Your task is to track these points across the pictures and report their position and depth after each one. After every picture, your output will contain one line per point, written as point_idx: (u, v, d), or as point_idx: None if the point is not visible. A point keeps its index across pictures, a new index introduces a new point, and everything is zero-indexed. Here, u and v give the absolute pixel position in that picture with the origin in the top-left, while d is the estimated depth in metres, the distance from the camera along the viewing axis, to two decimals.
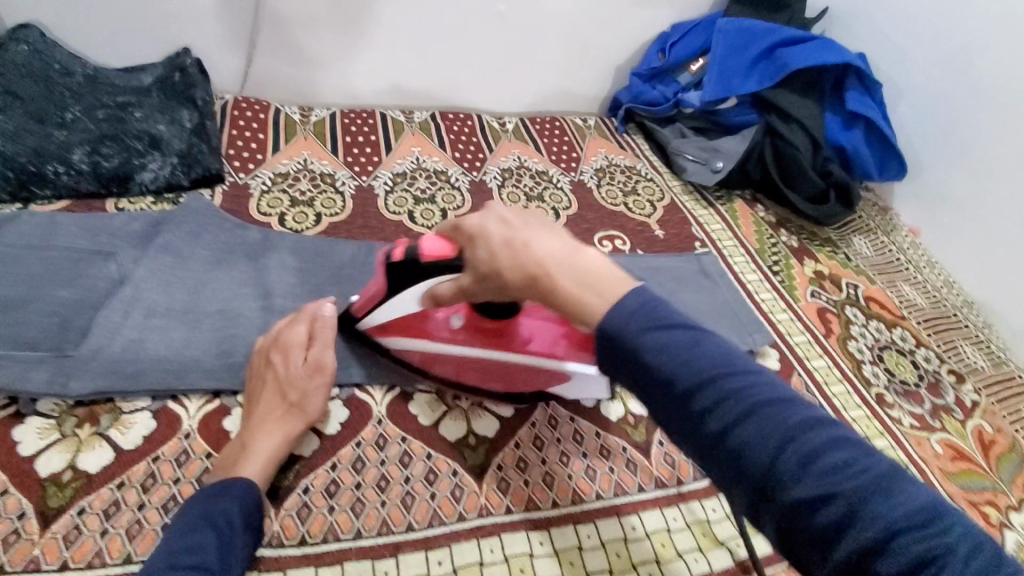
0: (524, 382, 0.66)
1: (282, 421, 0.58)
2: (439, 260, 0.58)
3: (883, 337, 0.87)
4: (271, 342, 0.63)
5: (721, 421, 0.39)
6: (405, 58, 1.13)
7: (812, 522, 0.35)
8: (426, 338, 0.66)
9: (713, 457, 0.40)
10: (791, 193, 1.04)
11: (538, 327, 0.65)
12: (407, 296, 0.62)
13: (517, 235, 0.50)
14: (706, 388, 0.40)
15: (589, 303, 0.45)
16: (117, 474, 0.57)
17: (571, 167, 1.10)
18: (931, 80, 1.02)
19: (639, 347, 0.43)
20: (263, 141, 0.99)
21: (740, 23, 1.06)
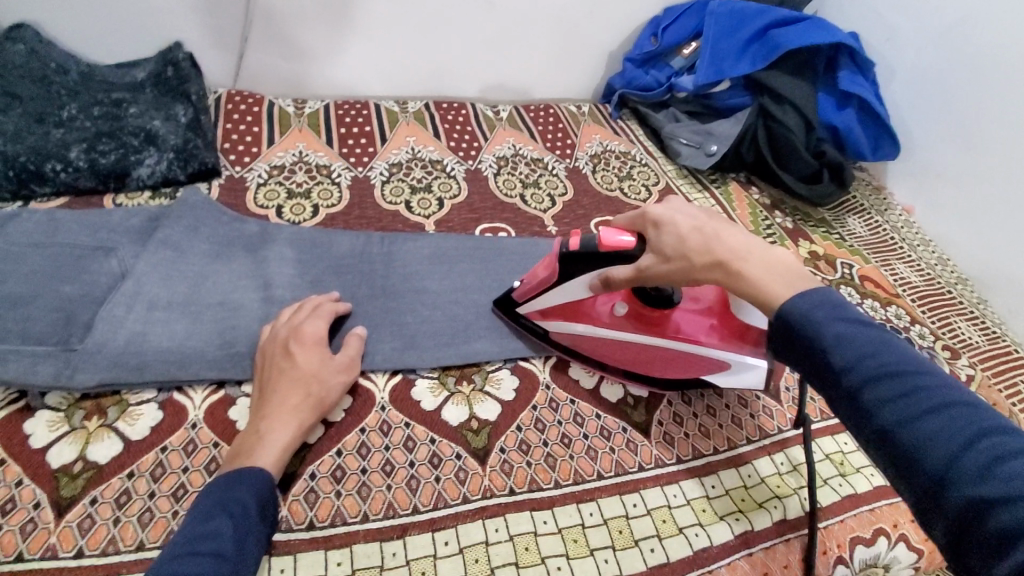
0: (676, 370, 0.69)
1: (298, 411, 0.59)
2: (616, 251, 0.60)
3: (878, 315, 0.88)
4: (289, 332, 0.64)
5: (898, 411, 0.40)
6: (398, 49, 1.14)
7: (988, 522, 0.35)
8: (586, 324, 0.70)
9: (884, 449, 0.41)
10: (785, 175, 1.04)
11: (696, 318, 0.68)
12: (574, 283, 0.66)
13: (706, 224, 0.56)
14: (887, 376, 0.42)
15: (774, 287, 0.50)
16: (128, 464, 0.58)
17: (567, 153, 1.10)
18: (924, 58, 1.02)
19: (823, 341, 0.45)
20: (258, 135, 0.99)
21: (733, 6, 1.06)
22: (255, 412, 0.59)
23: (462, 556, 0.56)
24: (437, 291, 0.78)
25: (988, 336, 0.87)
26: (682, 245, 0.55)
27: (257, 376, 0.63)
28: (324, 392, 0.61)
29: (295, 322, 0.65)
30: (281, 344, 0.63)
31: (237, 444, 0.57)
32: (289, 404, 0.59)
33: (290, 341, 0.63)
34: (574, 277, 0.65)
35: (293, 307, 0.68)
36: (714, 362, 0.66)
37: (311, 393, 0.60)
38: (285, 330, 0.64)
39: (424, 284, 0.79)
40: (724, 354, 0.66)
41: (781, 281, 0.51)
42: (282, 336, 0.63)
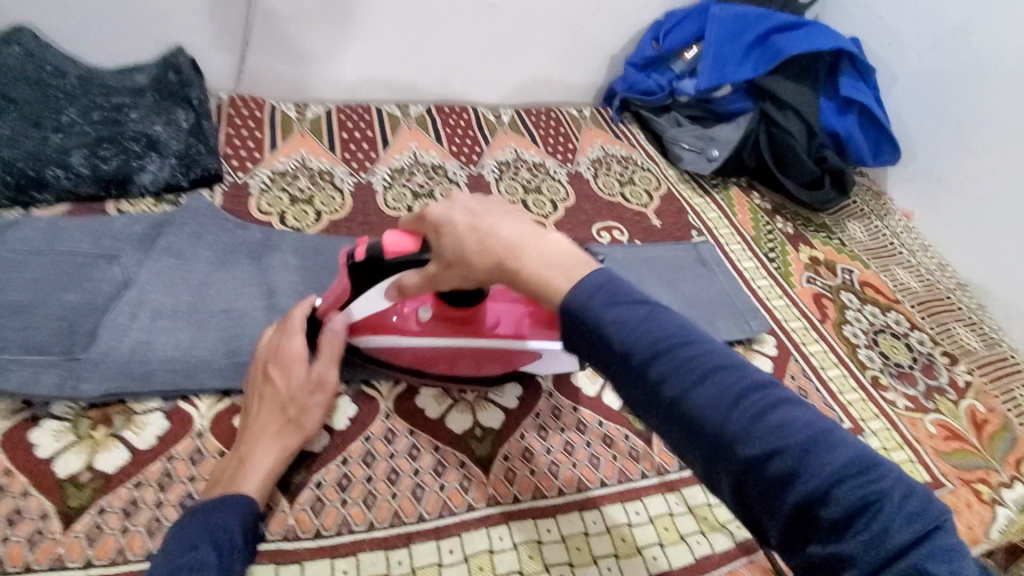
0: (499, 365, 0.68)
1: (279, 437, 0.58)
2: (407, 254, 0.58)
3: (877, 321, 0.88)
4: (267, 353, 0.62)
5: (682, 386, 0.41)
6: (400, 53, 1.14)
7: (762, 479, 0.38)
8: (392, 334, 0.66)
9: (673, 425, 0.42)
10: (787, 180, 1.04)
11: (503, 310, 0.67)
12: (375, 293, 0.61)
13: (482, 221, 0.52)
14: (666, 355, 0.42)
15: (557, 283, 0.48)
16: (133, 474, 0.58)
17: (568, 158, 1.11)
18: (924, 64, 1.02)
19: (603, 325, 0.44)
20: (260, 140, 0.99)
21: (735, 10, 1.06)
22: (238, 436, 0.59)
23: (466, 564, 0.57)
24: None
25: (985, 342, 0.88)
26: (464, 246, 0.52)
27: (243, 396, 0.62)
28: (303, 417, 0.60)
29: (274, 341, 0.63)
30: (261, 366, 0.61)
31: (224, 466, 0.57)
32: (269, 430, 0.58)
33: (268, 364, 0.61)
34: (369, 288, 0.61)
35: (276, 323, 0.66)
36: (530, 352, 0.67)
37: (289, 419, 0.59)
38: (265, 350, 0.63)
39: None
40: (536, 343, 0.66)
41: (559, 274, 0.48)
42: (263, 358, 0.62)
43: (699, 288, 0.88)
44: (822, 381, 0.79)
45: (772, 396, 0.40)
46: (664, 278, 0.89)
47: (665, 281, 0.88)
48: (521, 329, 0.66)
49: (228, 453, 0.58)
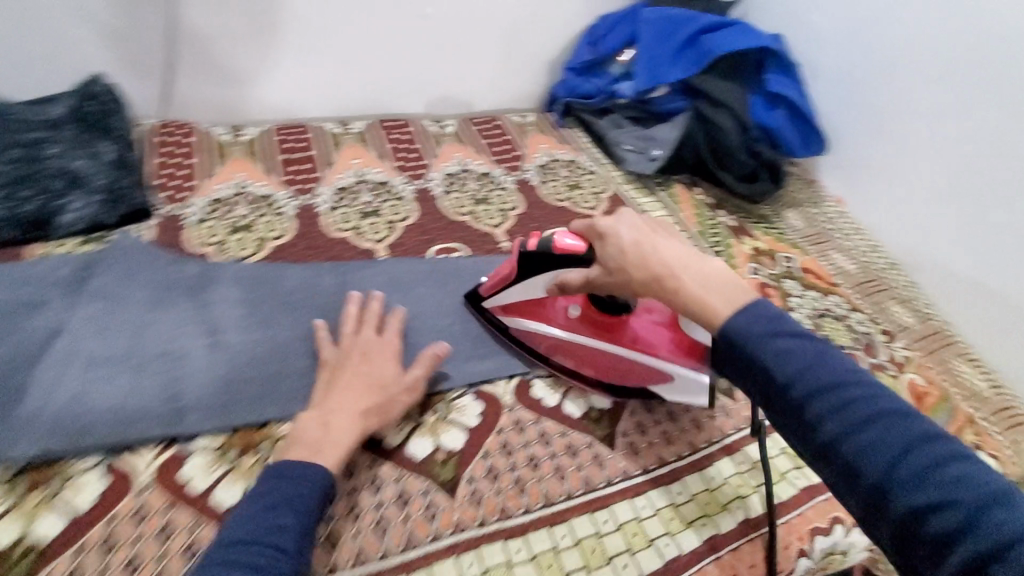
0: (621, 376, 0.72)
1: (367, 416, 0.62)
2: (570, 253, 0.67)
3: (820, 305, 0.92)
4: (365, 343, 0.68)
5: (837, 424, 0.46)
6: (335, 69, 1.12)
7: (923, 527, 0.41)
8: (541, 321, 0.75)
9: (834, 464, 0.46)
10: (725, 174, 1.07)
11: (650, 329, 0.71)
12: (535, 280, 0.71)
13: (646, 239, 0.59)
14: (822, 393, 0.47)
15: (713, 304, 0.54)
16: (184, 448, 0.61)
17: (514, 167, 1.11)
18: (842, 57, 1.08)
19: (764, 358, 0.50)
20: (193, 167, 0.95)
21: (665, 12, 1.10)
22: (323, 405, 0.62)
23: None
24: (393, 320, 0.77)
25: (919, 318, 0.92)
26: (623, 259, 0.60)
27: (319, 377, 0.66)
28: (391, 403, 0.64)
29: (369, 333, 0.70)
30: (365, 352, 0.67)
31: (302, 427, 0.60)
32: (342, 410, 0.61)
33: (373, 351, 0.67)
34: (533, 277, 0.71)
35: (354, 311, 0.72)
36: (658, 371, 0.69)
37: (378, 401, 0.63)
38: (359, 338, 0.69)
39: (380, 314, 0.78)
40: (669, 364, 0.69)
41: (720, 298, 0.54)
42: (358, 344, 0.67)
43: None
44: None
45: (939, 448, 0.43)
46: None
47: None
48: (658, 348, 0.70)
49: (312, 415, 0.61)
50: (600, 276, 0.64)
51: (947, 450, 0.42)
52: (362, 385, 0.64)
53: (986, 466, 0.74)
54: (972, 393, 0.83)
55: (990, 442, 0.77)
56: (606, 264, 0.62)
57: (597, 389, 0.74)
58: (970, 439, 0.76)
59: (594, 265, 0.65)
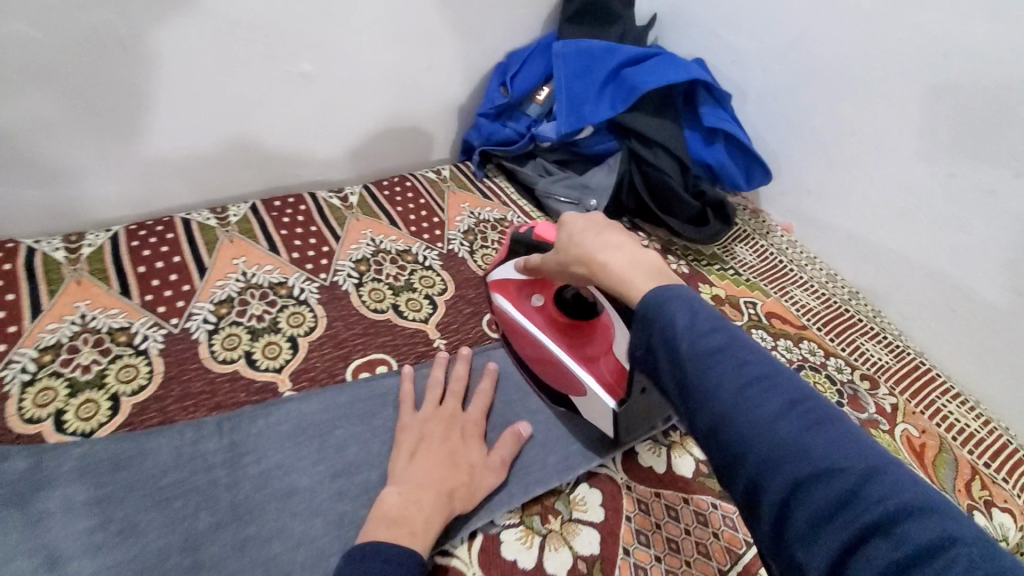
0: (553, 376, 0.71)
1: (453, 497, 0.58)
2: (546, 242, 0.67)
3: (794, 356, 0.84)
4: (451, 415, 0.66)
5: (730, 391, 0.38)
6: (200, 146, 0.91)
7: (801, 512, 0.33)
8: (512, 304, 0.76)
9: (710, 437, 0.38)
10: (670, 219, 0.97)
11: (602, 342, 0.68)
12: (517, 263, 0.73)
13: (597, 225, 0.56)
14: (721, 358, 0.39)
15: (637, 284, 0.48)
16: (476, 494, 0.60)
17: (436, 236, 0.95)
18: (771, 76, 1.02)
19: (663, 322, 0.43)
20: (14, 305, 0.72)
21: (578, 45, 0.98)
22: (411, 480, 0.58)
23: None
24: (311, 488, 0.60)
25: (896, 354, 0.86)
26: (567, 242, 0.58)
27: (400, 450, 0.62)
28: (476, 485, 0.60)
29: (452, 405, 0.68)
30: (448, 424, 0.65)
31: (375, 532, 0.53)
32: (394, 512, 0.55)
33: (460, 427, 0.65)
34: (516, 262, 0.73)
35: (442, 381, 0.70)
36: (582, 384, 0.67)
37: (465, 481, 0.59)
38: (442, 411, 0.66)
39: (291, 481, 0.60)
40: (594, 381, 0.66)
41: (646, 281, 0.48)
42: (441, 417, 0.65)
43: None
44: None
45: (835, 418, 0.36)
46: None
47: None
48: (593, 361, 0.68)
49: (399, 492, 0.57)
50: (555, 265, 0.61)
51: (842, 424, 0.36)
52: (444, 459, 0.60)
53: (1004, 526, 0.69)
54: (967, 436, 0.77)
55: (1000, 493, 0.72)
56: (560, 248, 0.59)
57: (578, 529, 0.61)
58: (981, 496, 0.71)
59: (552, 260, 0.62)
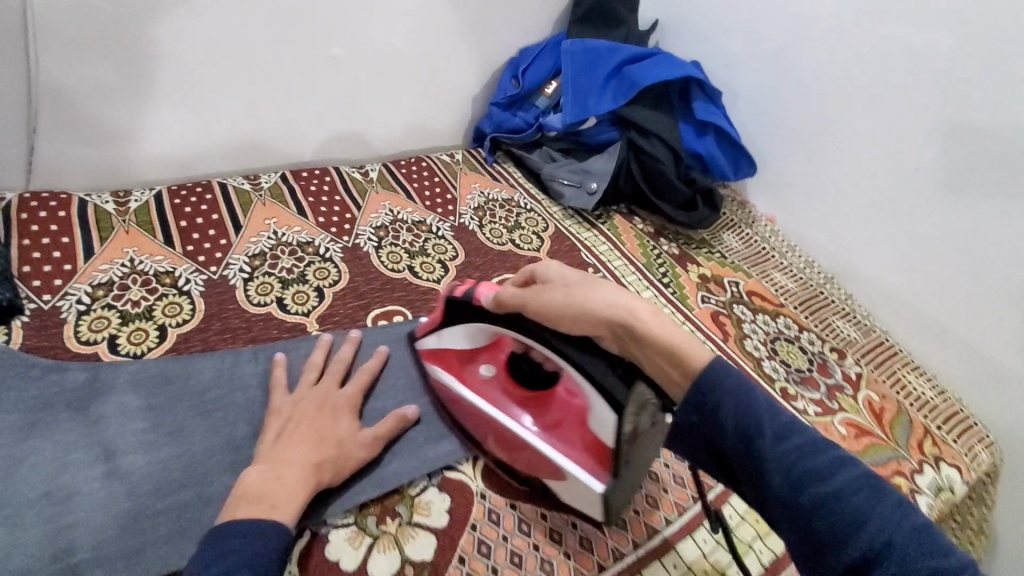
0: (513, 454, 0.64)
1: (320, 469, 0.58)
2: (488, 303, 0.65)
3: (771, 329, 0.93)
4: (324, 396, 0.65)
5: (830, 485, 0.44)
6: (239, 119, 1.00)
7: None
8: (456, 379, 0.69)
9: (812, 534, 0.44)
10: (664, 204, 1.06)
11: (563, 408, 0.64)
12: (461, 330, 0.69)
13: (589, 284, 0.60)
14: (807, 452, 0.46)
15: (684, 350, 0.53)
16: (344, 467, 0.60)
17: (448, 211, 1.04)
18: (759, 80, 1.11)
19: (745, 416, 0.48)
20: (68, 246, 0.80)
21: (584, 44, 1.08)
22: (273, 458, 0.57)
23: None
24: None
25: (863, 331, 0.96)
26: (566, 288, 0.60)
27: (268, 430, 0.61)
28: (346, 459, 0.60)
29: (325, 385, 0.67)
30: (320, 402, 0.64)
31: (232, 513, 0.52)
32: (252, 490, 0.54)
33: (333, 403, 0.64)
34: (456, 326, 0.69)
35: (321, 361, 0.70)
36: (552, 464, 0.61)
37: (332, 455, 0.59)
38: (317, 392, 0.65)
39: None
40: (566, 459, 0.60)
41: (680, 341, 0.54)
42: (313, 395, 0.64)
43: None
44: None
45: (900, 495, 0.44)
46: None
47: None
48: (557, 435, 0.63)
49: (260, 470, 0.56)
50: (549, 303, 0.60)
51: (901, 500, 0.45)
52: (311, 435, 0.60)
53: (950, 478, 0.79)
54: (922, 403, 0.87)
55: (948, 451, 0.82)
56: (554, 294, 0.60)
57: None
58: (931, 452, 0.81)
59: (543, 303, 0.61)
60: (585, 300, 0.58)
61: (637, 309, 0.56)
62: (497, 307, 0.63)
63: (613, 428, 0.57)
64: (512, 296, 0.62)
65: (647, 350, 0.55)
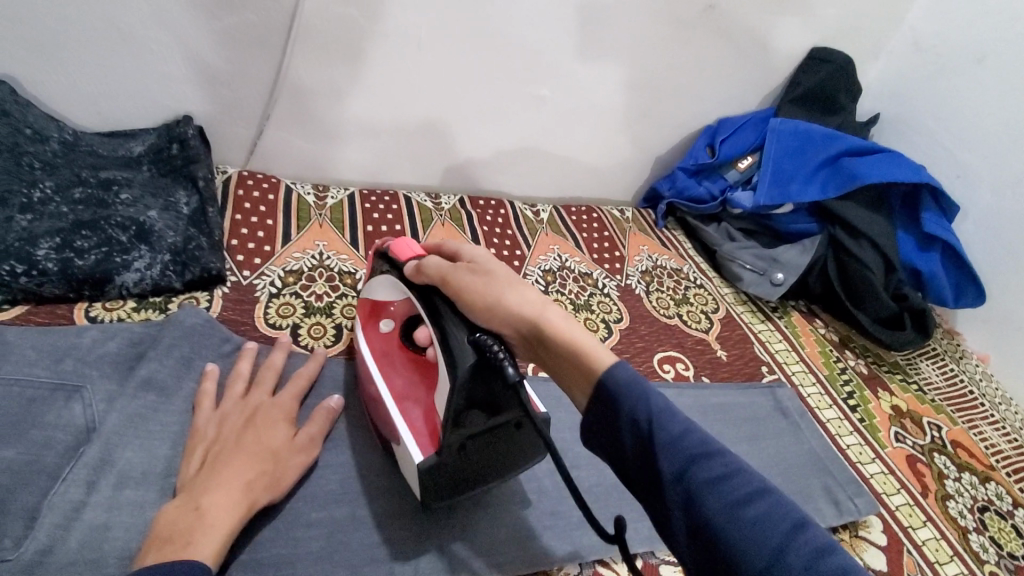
0: (372, 409, 0.60)
1: (253, 490, 0.50)
2: (397, 257, 0.59)
3: (979, 494, 0.77)
4: (255, 407, 0.58)
5: (719, 501, 0.36)
6: (436, 138, 1.02)
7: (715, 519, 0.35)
8: (363, 329, 0.66)
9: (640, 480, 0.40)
10: (861, 314, 0.94)
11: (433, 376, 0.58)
12: (373, 279, 0.64)
13: (500, 283, 0.49)
14: (699, 458, 0.38)
15: (584, 364, 0.44)
16: (282, 484, 0.53)
17: (615, 268, 0.99)
18: (1001, 202, 0.97)
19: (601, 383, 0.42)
20: (272, 229, 0.84)
21: (797, 125, 1.01)
22: (194, 488, 0.49)
23: None
24: None
25: None
26: (471, 284, 0.50)
27: (191, 456, 0.53)
28: (283, 474, 0.54)
29: (260, 393, 0.60)
30: (248, 413, 0.57)
31: (141, 561, 0.44)
32: (165, 531, 0.45)
33: (263, 412, 0.57)
34: (373, 275, 0.64)
35: (248, 371, 0.62)
36: (393, 428, 0.56)
37: (270, 470, 0.52)
38: (245, 404, 0.58)
39: None
40: (404, 427, 0.55)
41: (581, 357, 0.44)
42: (242, 406, 0.57)
43: (780, 453, 0.75)
44: None
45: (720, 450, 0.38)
46: (742, 433, 0.76)
47: (743, 437, 0.76)
48: (413, 405, 0.57)
49: (178, 503, 0.48)
50: (464, 294, 0.50)
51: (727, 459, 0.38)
52: (241, 447, 0.52)
53: None
54: None
55: None
56: (462, 285, 0.50)
57: None
58: None
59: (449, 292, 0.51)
60: (499, 294, 0.48)
61: (551, 310, 0.47)
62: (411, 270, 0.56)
63: (446, 399, 0.51)
64: (436, 264, 0.53)
65: (550, 352, 0.46)
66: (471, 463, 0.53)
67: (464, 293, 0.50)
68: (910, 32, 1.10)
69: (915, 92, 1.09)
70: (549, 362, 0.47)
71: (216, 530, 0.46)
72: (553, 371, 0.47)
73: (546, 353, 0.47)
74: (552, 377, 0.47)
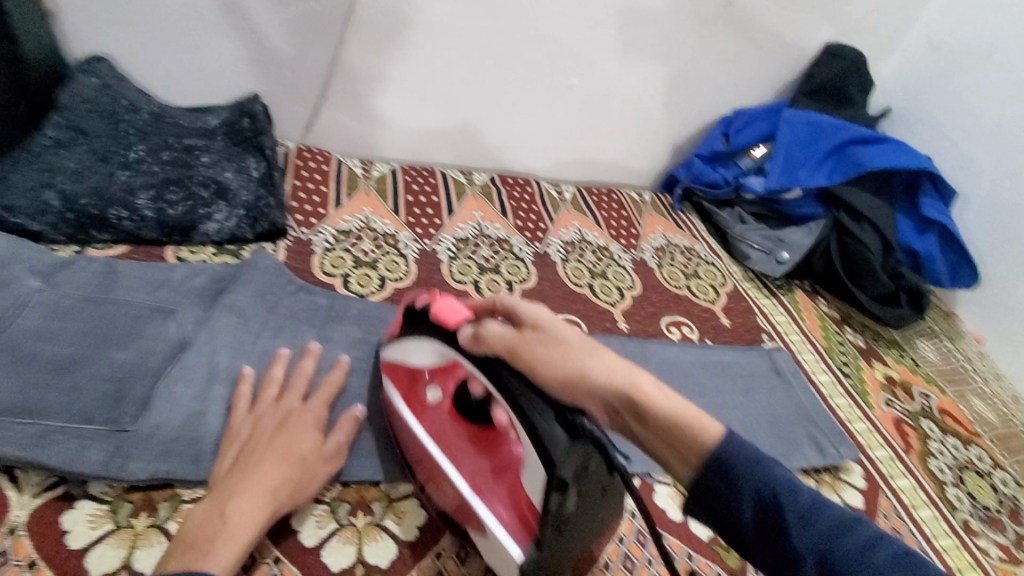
0: (439, 492, 0.58)
1: (276, 496, 0.53)
2: (448, 325, 0.55)
3: (961, 456, 0.84)
4: (285, 411, 0.59)
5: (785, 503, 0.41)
6: (472, 121, 1.12)
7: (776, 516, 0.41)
8: (404, 402, 0.62)
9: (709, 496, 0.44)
10: (860, 292, 1.01)
11: (507, 453, 0.56)
12: (412, 350, 0.59)
13: (578, 355, 0.50)
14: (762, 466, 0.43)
15: (685, 433, 0.46)
16: (307, 489, 0.55)
17: (631, 244, 1.08)
18: (1001, 193, 1.03)
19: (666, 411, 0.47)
20: (325, 195, 0.95)
21: (809, 116, 1.07)
22: (223, 489, 0.52)
23: None
24: None
25: None
26: (548, 358, 0.50)
27: (226, 451, 0.56)
28: (308, 481, 0.56)
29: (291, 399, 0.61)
30: (279, 420, 0.58)
31: (168, 560, 0.48)
32: (192, 532, 0.49)
33: (293, 417, 0.58)
34: (411, 345, 0.58)
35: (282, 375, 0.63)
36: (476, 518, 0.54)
37: (292, 479, 0.54)
38: (277, 408, 0.59)
39: None
40: (491, 518, 0.53)
41: (684, 427, 0.46)
42: (268, 414, 0.59)
43: (773, 408, 0.83)
44: (915, 522, 0.73)
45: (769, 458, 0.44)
46: (740, 388, 0.84)
47: (740, 392, 0.84)
48: (490, 488, 0.55)
49: (208, 504, 0.52)
50: (544, 371, 0.49)
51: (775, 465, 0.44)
52: (264, 461, 0.54)
53: None
54: None
55: None
56: (539, 361, 0.50)
57: None
58: None
59: (523, 364, 0.50)
60: (583, 369, 0.49)
61: (642, 379, 0.48)
62: (468, 343, 0.53)
63: (542, 490, 0.49)
64: (504, 337, 0.51)
65: (646, 423, 0.47)
66: (565, 547, 0.51)
67: (545, 370, 0.49)
68: (924, 30, 1.15)
69: (926, 88, 1.14)
70: (646, 436, 0.48)
71: (233, 540, 0.49)
72: (646, 441, 0.48)
73: (640, 425, 0.48)
74: (649, 451, 0.48)
